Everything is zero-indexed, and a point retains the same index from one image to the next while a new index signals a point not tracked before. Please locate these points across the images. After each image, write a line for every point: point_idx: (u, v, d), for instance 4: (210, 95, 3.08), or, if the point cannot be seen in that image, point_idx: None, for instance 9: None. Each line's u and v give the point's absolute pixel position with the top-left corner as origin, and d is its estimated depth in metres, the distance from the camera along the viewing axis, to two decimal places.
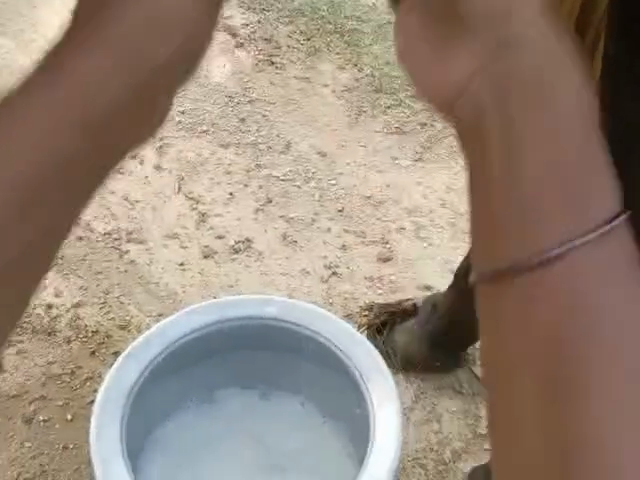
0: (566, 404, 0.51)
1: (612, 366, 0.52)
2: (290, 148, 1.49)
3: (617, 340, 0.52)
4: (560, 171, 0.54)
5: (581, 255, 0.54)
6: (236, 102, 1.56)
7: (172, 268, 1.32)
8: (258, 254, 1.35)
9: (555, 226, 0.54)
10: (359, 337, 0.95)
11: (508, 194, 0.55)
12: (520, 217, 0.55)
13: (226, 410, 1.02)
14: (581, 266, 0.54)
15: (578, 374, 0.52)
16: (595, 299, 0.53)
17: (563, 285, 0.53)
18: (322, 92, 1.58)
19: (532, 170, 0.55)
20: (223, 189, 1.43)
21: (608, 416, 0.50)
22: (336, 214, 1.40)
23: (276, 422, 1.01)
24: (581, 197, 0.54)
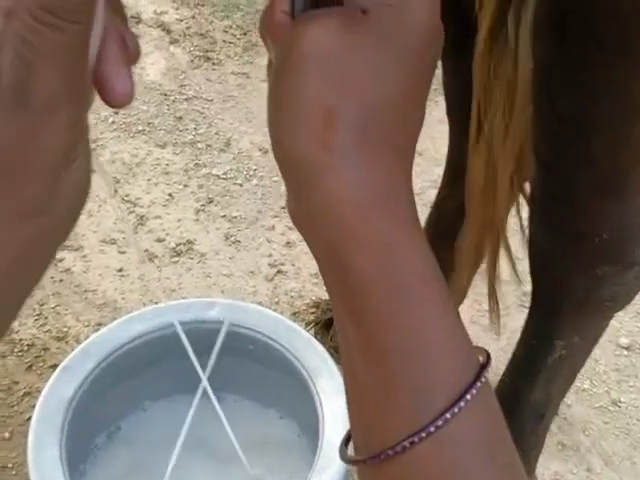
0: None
1: (455, 464, 0.54)
2: (230, 145, 1.46)
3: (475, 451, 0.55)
4: (382, 266, 0.54)
5: (428, 369, 0.54)
6: (173, 101, 1.52)
7: (111, 274, 1.28)
8: (200, 256, 1.31)
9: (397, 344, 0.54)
10: (305, 335, 0.93)
11: (347, 306, 0.55)
12: (356, 322, 0.55)
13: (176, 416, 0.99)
14: (430, 379, 0.54)
15: (426, 477, 0.55)
16: (439, 407, 0.54)
17: (417, 395, 0.54)
18: (261, 87, 1.56)
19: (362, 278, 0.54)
20: (162, 190, 1.39)
21: None
22: (279, 211, 1.38)
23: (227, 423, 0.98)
24: (423, 318, 0.54)
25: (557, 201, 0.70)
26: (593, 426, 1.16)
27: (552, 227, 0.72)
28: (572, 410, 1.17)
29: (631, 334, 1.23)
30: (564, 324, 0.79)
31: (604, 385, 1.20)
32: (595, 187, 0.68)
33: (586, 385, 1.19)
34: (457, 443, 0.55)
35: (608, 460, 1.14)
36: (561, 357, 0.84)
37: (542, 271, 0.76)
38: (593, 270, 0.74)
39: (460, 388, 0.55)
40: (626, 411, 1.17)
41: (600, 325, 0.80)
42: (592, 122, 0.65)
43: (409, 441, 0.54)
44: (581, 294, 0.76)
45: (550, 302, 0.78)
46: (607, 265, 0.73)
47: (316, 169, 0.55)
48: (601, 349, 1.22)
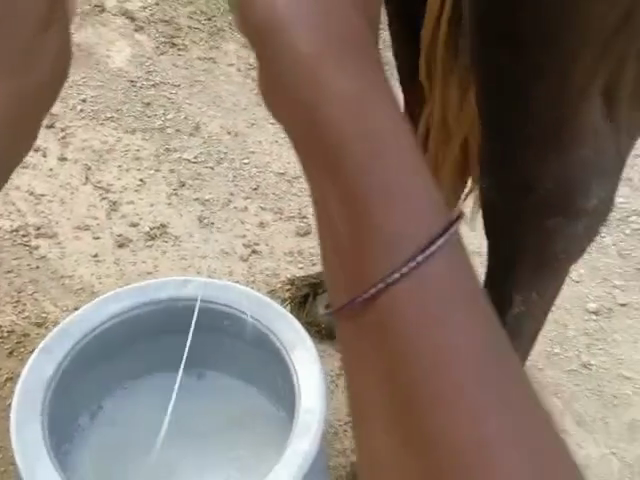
0: (414, 408, 0.46)
1: (452, 340, 0.47)
2: (200, 130, 1.47)
3: (463, 330, 0.47)
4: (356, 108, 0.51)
5: (401, 221, 0.49)
6: (140, 87, 1.53)
7: (86, 260, 1.29)
8: (175, 239, 1.33)
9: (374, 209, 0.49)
10: (277, 308, 0.96)
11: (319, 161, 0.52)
12: (336, 179, 0.51)
13: (154, 393, 1.00)
14: (408, 231, 0.49)
15: (413, 348, 0.47)
16: (413, 248, 0.49)
17: (401, 248, 0.49)
18: (227, 71, 1.57)
19: (334, 143, 0.51)
20: (133, 176, 1.40)
21: (436, 387, 0.46)
22: (251, 192, 1.40)
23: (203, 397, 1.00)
24: (401, 164, 0.50)
25: (505, 154, 0.73)
26: (563, 387, 1.21)
27: (501, 184, 0.76)
28: (543, 373, 1.22)
29: (597, 299, 1.28)
30: (525, 283, 0.83)
31: (572, 348, 1.24)
32: (537, 137, 0.71)
33: (556, 349, 1.24)
34: (448, 291, 0.48)
35: (578, 418, 1.19)
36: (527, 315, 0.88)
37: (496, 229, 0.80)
38: (543, 225, 0.77)
39: (436, 230, 0.49)
40: (594, 373, 1.22)
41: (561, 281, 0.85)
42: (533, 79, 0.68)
43: (396, 276, 0.48)
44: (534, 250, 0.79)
45: (509, 261, 0.81)
46: (557, 219, 0.76)
47: (316, 71, 0.52)
48: (567, 314, 1.27)
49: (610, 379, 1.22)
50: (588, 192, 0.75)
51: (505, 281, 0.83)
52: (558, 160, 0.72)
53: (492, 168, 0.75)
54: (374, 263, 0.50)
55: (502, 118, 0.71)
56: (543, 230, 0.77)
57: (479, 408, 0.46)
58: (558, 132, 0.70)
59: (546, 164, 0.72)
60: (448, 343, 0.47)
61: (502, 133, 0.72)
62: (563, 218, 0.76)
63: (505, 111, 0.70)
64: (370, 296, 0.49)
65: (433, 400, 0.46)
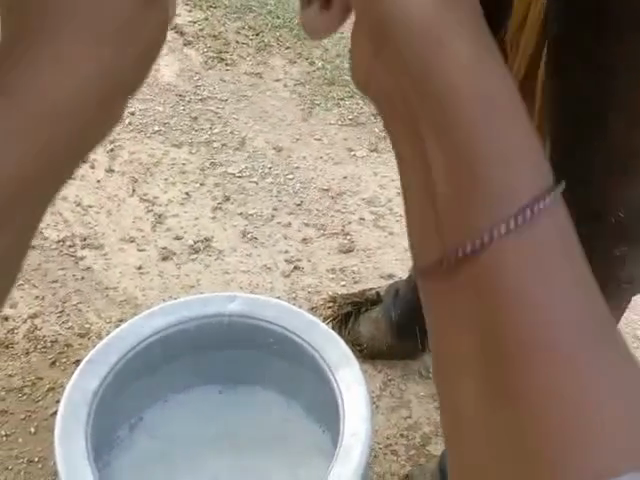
0: (523, 449, 0.47)
1: (569, 378, 0.47)
2: (245, 144, 1.49)
3: (580, 352, 0.48)
4: (487, 156, 0.52)
5: (555, 304, 0.49)
6: (188, 101, 1.55)
7: (131, 272, 1.30)
8: (218, 253, 1.33)
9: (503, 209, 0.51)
10: (324, 328, 0.94)
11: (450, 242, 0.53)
12: (456, 263, 0.52)
13: (197, 409, 1.01)
14: (553, 314, 0.49)
15: (544, 414, 0.47)
16: (553, 339, 0.48)
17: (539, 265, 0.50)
18: (274, 86, 1.59)
19: (451, 193, 0.53)
20: (179, 189, 1.41)
21: (558, 430, 0.47)
22: (295, 208, 1.39)
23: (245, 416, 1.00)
24: (542, 247, 0.50)
25: (573, 183, 0.72)
26: None
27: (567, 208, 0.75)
28: None
29: None
30: None
31: None
32: (608, 167, 0.70)
33: None
34: (574, 358, 0.48)
35: None
36: None
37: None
38: (609, 250, 0.76)
39: (581, 320, 0.49)
40: None
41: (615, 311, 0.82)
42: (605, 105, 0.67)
43: (509, 376, 0.49)
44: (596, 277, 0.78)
45: None
46: (624, 246, 0.75)
47: (446, 135, 0.54)
48: None
49: None
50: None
51: None
52: (629, 191, 0.71)
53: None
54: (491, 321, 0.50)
55: (573, 147, 0.71)
56: (609, 256, 0.76)
57: (591, 453, 0.46)
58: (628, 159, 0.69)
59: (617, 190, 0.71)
60: (574, 401, 0.47)
61: (572, 162, 0.71)
62: (630, 246, 0.75)
63: (577, 139, 0.70)
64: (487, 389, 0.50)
65: (558, 466, 0.46)
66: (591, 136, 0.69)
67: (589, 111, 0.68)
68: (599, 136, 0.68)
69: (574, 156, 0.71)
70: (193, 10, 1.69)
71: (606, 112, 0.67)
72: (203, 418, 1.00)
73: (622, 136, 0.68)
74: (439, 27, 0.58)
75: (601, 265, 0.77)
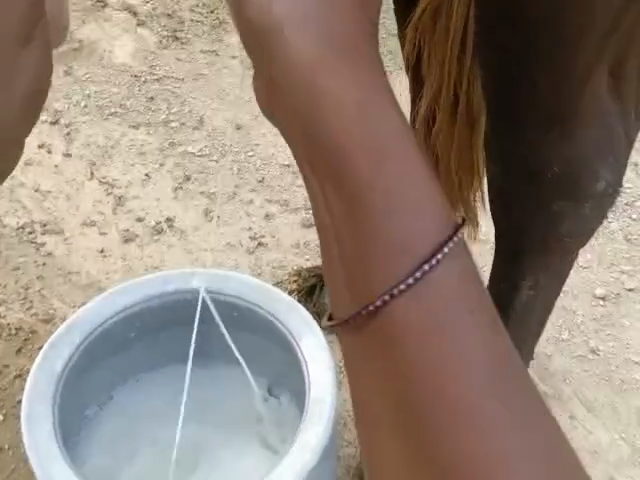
0: None
1: None
2: (204, 123, 1.48)
3: None
4: None
5: None
6: (143, 82, 1.54)
7: (93, 255, 1.29)
8: (181, 233, 1.33)
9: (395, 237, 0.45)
10: (285, 298, 0.95)
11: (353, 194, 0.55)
12: None
13: (164, 384, 1.01)
14: None
15: None
16: None
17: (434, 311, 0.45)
18: (230, 64, 1.58)
19: None
20: (139, 170, 1.40)
21: None
22: (256, 185, 1.40)
23: (208, 389, 1.00)
24: None
25: (509, 142, 0.74)
26: (573, 374, 1.20)
27: (504, 166, 0.76)
28: (552, 361, 1.21)
29: (605, 285, 1.28)
30: (525, 267, 0.84)
31: (582, 335, 1.24)
32: (540, 122, 0.70)
33: (564, 335, 1.23)
34: None
35: (588, 405, 1.18)
36: (528, 299, 0.88)
37: (504, 213, 0.80)
38: (548, 207, 0.77)
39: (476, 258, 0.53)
40: (604, 358, 1.21)
41: (562, 266, 0.85)
42: (525, 71, 0.67)
43: None
44: (539, 234, 0.79)
45: (515, 246, 0.82)
46: (563, 202, 0.76)
47: None
48: (576, 300, 1.27)
49: (620, 365, 1.21)
50: (596, 176, 0.74)
51: (511, 265, 0.84)
52: (563, 147, 0.71)
53: (498, 156, 0.76)
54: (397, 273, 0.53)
55: (506, 105, 0.71)
56: (549, 213, 0.77)
57: None
58: (556, 119, 0.69)
59: (550, 144, 0.71)
60: None
61: (506, 119, 0.72)
62: (568, 202, 0.76)
63: (508, 95, 0.70)
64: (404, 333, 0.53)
65: None
66: (517, 97, 0.70)
67: (510, 73, 0.69)
68: (524, 96, 0.69)
69: (508, 114, 0.71)
70: None
71: (532, 66, 0.67)
72: (171, 393, 1.00)
73: (551, 89, 0.67)
74: (302, 19, 0.46)
75: (542, 221, 0.78)
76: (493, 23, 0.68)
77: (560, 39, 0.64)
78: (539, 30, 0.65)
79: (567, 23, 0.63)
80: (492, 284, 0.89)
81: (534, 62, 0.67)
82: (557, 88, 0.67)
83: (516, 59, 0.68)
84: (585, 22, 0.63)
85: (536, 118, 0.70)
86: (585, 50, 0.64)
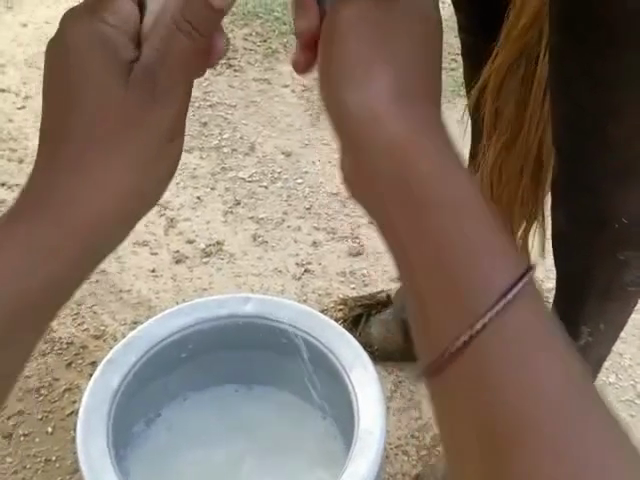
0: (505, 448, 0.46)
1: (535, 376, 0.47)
2: (255, 149, 1.51)
3: (549, 357, 0.48)
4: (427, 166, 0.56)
5: (487, 265, 0.51)
6: (197, 107, 1.58)
7: (144, 275, 1.32)
8: (230, 256, 1.35)
9: (458, 259, 0.51)
10: (338, 329, 0.96)
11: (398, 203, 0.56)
12: (401, 214, 0.56)
13: (211, 406, 1.03)
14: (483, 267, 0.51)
15: (505, 408, 0.47)
16: (494, 294, 0.50)
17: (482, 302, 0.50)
18: (282, 92, 1.61)
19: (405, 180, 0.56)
20: (190, 194, 1.43)
21: (530, 422, 0.46)
22: (304, 212, 1.42)
23: (253, 412, 1.02)
24: (472, 228, 0.52)
25: (581, 187, 0.73)
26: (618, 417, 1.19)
27: (571, 211, 0.76)
28: None
29: None
30: (587, 312, 0.84)
31: (628, 378, 1.22)
32: (614, 171, 0.70)
33: (611, 378, 1.22)
34: (516, 324, 0.50)
35: None
36: (587, 343, 0.89)
37: (567, 255, 0.80)
38: (614, 255, 0.77)
39: (505, 281, 0.51)
40: None
41: (624, 310, 0.84)
42: (610, 113, 0.68)
43: (466, 336, 0.50)
44: (603, 281, 0.80)
45: (576, 290, 0.82)
46: (630, 250, 0.76)
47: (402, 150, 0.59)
48: (623, 342, 1.26)
49: None
50: None
51: (572, 309, 0.85)
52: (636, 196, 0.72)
53: (565, 200, 0.76)
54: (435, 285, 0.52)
55: (580, 151, 0.72)
56: (614, 261, 0.77)
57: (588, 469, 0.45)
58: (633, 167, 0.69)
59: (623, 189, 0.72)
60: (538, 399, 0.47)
61: (577, 165, 0.73)
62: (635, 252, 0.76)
63: (581, 144, 0.71)
64: (449, 353, 0.50)
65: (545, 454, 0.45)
66: (596, 140, 0.70)
67: (592, 117, 0.69)
68: (604, 140, 0.69)
69: (580, 160, 0.72)
70: None
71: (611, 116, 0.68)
72: (218, 416, 1.02)
73: (631, 135, 0.68)
74: (388, 113, 0.63)
75: (607, 268, 0.78)
76: (571, 77, 0.69)
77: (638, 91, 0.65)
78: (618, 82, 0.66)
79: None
80: None
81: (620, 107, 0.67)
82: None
83: (593, 108, 0.68)
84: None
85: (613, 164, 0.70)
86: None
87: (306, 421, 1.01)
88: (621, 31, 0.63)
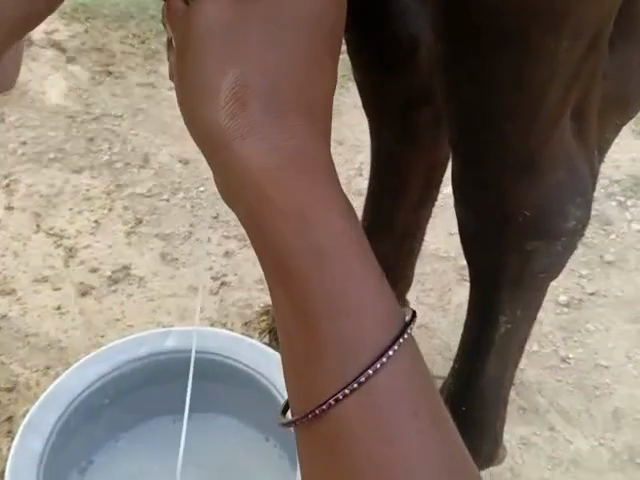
0: None
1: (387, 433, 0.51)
2: (149, 161, 1.43)
3: (396, 396, 0.52)
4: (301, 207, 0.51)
5: (349, 333, 0.52)
6: (81, 122, 1.48)
7: (50, 314, 1.23)
8: (139, 280, 1.28)
9: (328, 325, 0.51)
10: (267, 349, 0.93)
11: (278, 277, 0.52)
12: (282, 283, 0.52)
13: (144, 441, 0.96)
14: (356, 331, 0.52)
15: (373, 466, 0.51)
16: (360, 363, 0.52)
17: (349, 354, 0.52)
18: (170, 95, 1.53)
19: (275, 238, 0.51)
20: (86, 218, 1.34)
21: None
22: (212, 221, 1.36)
23: (188, 440, 0.96)
24: (347, 284, 0.51)
25: (482, 184, 0.72)
26: (548, 385, 1.20)
27: (476, 207, 0.75)
28: (526, 374, 1.21)
29: (567, 291, 1.29)
30: (504, 301, 0.82)
31: (551, 344, 1.23)
32: (512, 168, 0.69)
33: (535, 346, 1.23)
34: (388, 384, 0.52)
35: (566, 415, 1.18)
36: (506, 332, 0.86)
37: (476, 248, 0.79)
38: (522, 247, 0.77)
39: (383, 341, 0.52)
40: (574, 366, 1.22)
41: (539, 295, 0.84)
42: (503, 115, 0.65)
43: (334, 399, 0.52)
44: (515, 271, 0.79)
45: (491, 281, 0.81)
46: (537, 241, 0.76)
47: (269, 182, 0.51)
48: (541, 309, 1.27)
49: (591, 371, 1.21)
50: (566, 215, 0.75)
51: (486, 302, 0.83)
52: (533, 187, 0.72)
53: (467, 195, 0.75)
54: (323, 342, 0.52)
55: (477, 148, 0.69)
56: (523, 252, 0.77)
57: None
58: (530, 163, 0.69)
59: (525, 189, 0.72)
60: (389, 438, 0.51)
61: (483, 174, 0.71)
62: (542, 241, 0.76)
63: (474, 144, 0.69)
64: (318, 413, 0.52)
65: None
66: (490, 140, 0.68)
67: (487, 118, 0.66)
68: (498, 140, 0.67)
69: (476, 159, 0.70)
70: (71, 23, 1.61)
71: (501, 118, 0.66)
72: (153, 450, 0.96)
73: (521, 136, 0.67)
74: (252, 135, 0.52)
75: (516, 260, 0.78)
76: (459, 78, 0.66)
77: (524, 94, 0.63)
78: (505, 85, 0.63)
79: (532, 81, 0.62)
80: (469, 318, 0.88)
81: (510, 110, 0.65)
82: (533, 132, 0.66)
83: (485, 109, 0.66)
84: (548, 79, 0.62)
85: (510, 164, 0.69)
86: (549, 101, 0.64)
87: (245, 442, 0.96)
88: (507, 31, 0.60)
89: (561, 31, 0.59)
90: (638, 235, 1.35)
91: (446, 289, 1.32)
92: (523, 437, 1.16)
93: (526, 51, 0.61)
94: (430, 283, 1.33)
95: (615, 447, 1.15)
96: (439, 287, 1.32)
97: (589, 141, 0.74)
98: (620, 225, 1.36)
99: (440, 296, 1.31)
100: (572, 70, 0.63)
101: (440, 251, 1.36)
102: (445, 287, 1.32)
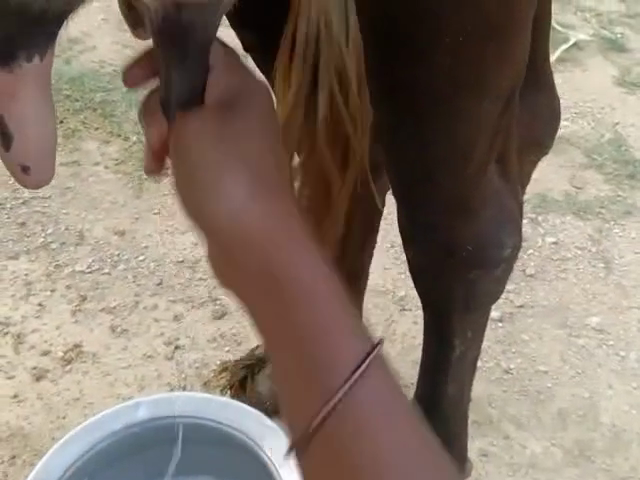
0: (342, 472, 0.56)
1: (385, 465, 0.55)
2: (85, 237, 1.45)
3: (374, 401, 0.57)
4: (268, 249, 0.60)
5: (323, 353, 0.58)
6: (10, 208, 1.49)
7: (7, 404, 1.24)
8: (93, 356, 1.29)
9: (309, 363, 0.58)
10: (234, 404, 0.97)
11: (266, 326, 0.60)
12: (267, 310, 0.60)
13: None
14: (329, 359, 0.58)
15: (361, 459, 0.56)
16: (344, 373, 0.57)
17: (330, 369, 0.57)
18: (95, 170, 1.56)
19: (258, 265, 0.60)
20: (30, 301, 1.36)
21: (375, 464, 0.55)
22: (156, 288, 1.39)
23: None
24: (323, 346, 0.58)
25: (426, 229, 0.78)
26: (496, 396, 1.29)
27: (420, 246, 0.81)
28: (474, 389, 1.29)
29: (499, 306, 1.38)
30: (454, 326, 0.90)
31: (491, 358, 1.33)
32: (447, 209, 0.76)
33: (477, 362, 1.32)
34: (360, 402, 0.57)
35: (517, 422, 1.26)
36: (461, 354, 0.93)
37: (426, 284, 0.86)
38: (467, 275, 0.84)
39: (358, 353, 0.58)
40: (517, 375, 1.31)
41: (483, 318, 0.91)
42: (435, 165, 0.72)
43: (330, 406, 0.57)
44: (462, 297, 0.86)
45: (439, 311, 0.88)
46: (477, 269, 0.84)
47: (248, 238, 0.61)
48: None
49: (532, 377, 1.31)
50: (503, 244, 0.83)
51: (438, 329, 0.90)
52: (468, 225, 0.79)
53: (414, 240, 0.80)
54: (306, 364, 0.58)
55: (416, 197, 0.75)
56: (468, 279, 0.85)
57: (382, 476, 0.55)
58: (462, 202, 0.77)
59: (462, 227, 0.79)
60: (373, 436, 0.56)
61: (422, 219, 0.77)
62: (482, 268, 0.84)
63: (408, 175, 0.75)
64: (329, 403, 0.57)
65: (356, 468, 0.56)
66: (425, 187, 0.74)
67: (421, 169, 0.73)
68: (433, 187, 0.74)
69: (417, 200, 0.75)
70: None
71: (437, 166, 0.72)
72: None
73: (454, 182, 0.74)
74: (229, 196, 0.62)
75: (461, 289, 0.86)
76: (398, 138, 0.71)
77: (457, 142, 0.71)
78: (440, 139, 0.70)
79: (462, 131, 0.70)
80: (426, 345, 0.94)
81: (442, 159, 0.72)
82: (465, 172, 0.74)
83: (419, 161, 0.72)
84: (474, 124, 0.70)
85: (446, 205, 0.76)
86: (478, 151, 0.73)
87: None
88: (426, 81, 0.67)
89: (485, 88, 0.68)
90: (553, 247, 1.47)
91: (389, 321, 1.39)
92: (481, 449, 1.24)
93: (454, 110, 0.69)
94: (375, 318, 1.39)
95: (565, 444, 1.24)
96: (383, 319, 1.40)
97: (513, 177, 0.83)
98: (535, 240, 1.48)
99: (386, 328, 1.38)
100: (493, 118, 0.72)
101: (378, 285, 1.44)
102: (389, 319, 1.39)
